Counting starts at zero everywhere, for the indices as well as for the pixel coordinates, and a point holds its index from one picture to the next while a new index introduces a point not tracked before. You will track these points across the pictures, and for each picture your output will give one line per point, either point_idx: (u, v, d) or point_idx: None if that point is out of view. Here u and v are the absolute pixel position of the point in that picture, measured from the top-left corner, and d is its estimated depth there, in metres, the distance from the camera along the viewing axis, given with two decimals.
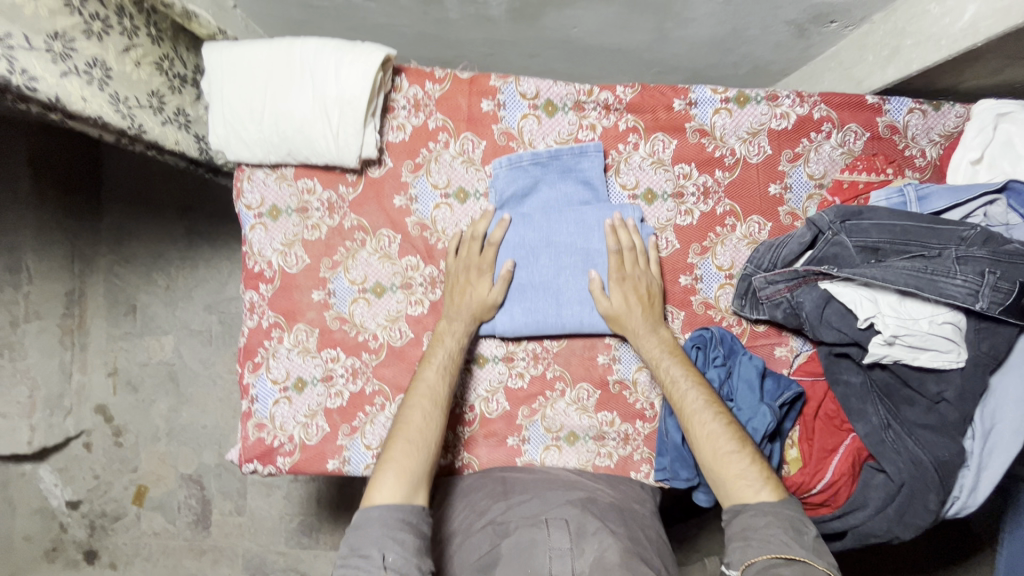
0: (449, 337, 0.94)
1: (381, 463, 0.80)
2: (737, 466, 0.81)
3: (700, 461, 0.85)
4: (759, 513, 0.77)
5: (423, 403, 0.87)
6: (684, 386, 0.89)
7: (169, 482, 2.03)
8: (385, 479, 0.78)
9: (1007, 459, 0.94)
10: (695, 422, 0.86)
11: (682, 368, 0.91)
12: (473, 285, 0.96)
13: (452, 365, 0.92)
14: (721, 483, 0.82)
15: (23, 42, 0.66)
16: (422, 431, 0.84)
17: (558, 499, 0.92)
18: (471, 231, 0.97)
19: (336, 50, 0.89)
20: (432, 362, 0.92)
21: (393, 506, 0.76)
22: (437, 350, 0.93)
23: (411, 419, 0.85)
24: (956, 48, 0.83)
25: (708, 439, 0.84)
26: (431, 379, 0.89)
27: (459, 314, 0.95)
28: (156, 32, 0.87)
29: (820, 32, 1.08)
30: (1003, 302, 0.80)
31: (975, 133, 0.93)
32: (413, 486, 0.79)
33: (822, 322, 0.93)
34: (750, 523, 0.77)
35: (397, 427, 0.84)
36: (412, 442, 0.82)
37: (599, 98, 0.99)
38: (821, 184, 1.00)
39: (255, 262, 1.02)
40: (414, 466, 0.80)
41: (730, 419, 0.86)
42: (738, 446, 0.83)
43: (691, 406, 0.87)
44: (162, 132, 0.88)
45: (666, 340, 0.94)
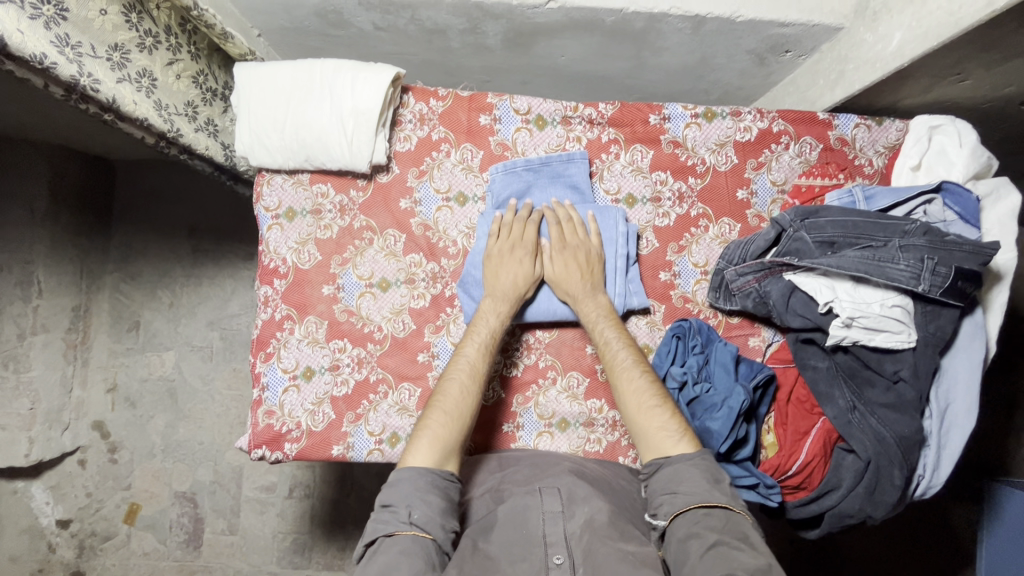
0: (491, 316, 1.01)
1: (417, 431, 0.91)
2: (658, 418, 0.92)
3: (625, 415, 0.95)
4: (679, 463, 0.87)
5: (462, 378, 0.96)
6: (615, 347, 1.00)
7: (162, 499, 2.04)
8: (420, 445, 0.89)
9: (962, 435, 1.03)
10: (623, 378, 0.97)
11: (615, 332, 1.01)
12: (515, 262, 1.03)
13: (492, 343, 1.00)
14: (643, 434, 0.92)
15: (90, 51, 0.76)
16: (458, 405, 0.93)
17: (553, 469, 1.01)
18: (512, 216, 1.05)
19: (352, 69, 1.01)
20: (472, 338, 1.00)
21: (425, 470, 0.86)
22: (480, 327, 1.01)
23: (448, 392, 0.94)
24: (888, 69, 0.97)
25: (632, 394, 0.95)
26: (471, 356, 0.98)
27: (504, 294, 1.02)
28: (195, 51, 0.98)
29: (778, 60, 1.23)
30: (942, 285, 0.91)
31: (913, 143, 1.06)
32: (445, 453, 0.89)
33: (788, 309, 1.03)
34: (676, 477, 0.85)
35: (435, 400, 0.94)
36: (447, 414, 0.92)
37: (584, 114, 1.11)
38: (782, 189, 1.12)
39: (270, 259, 1.11)
40: (447, 436, 0.90)
41: (654, 379, 0.97)
42: (658, 401, 0.94)
43: (620, 365, 0.98)
44: (195, 137, 0.99)
45: (603, 304, 1.04)
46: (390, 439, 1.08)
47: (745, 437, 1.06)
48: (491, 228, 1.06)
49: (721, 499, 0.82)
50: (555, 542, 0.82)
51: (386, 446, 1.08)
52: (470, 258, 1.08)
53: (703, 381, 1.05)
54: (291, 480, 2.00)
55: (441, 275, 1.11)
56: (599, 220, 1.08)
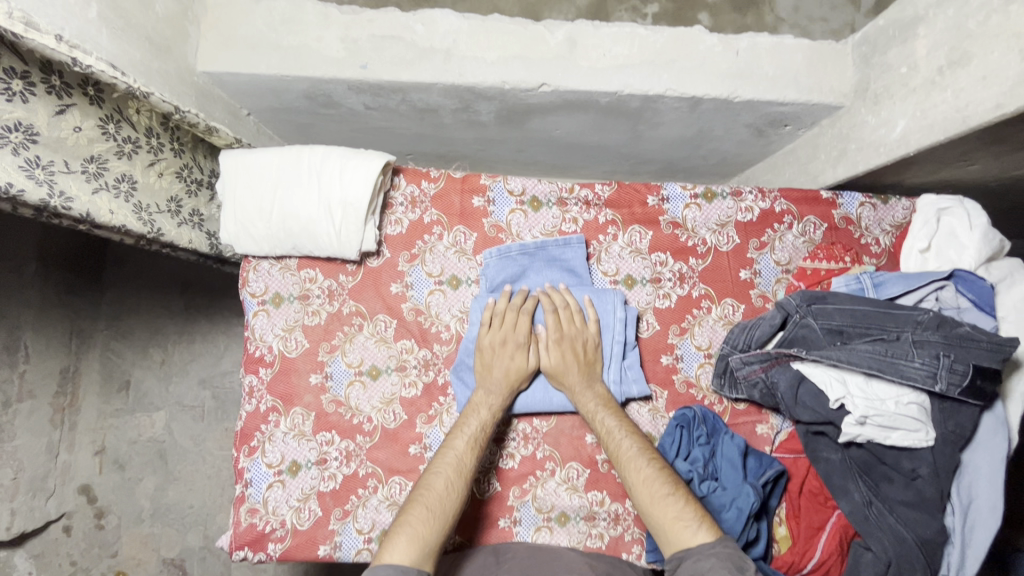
0: (483, 408, 0.97)
1: (395, 526, 0.83)
2: (673, 508, 0.85)
3: (639, 506, 0.88)
4: (699, 554, 0.79)
5: (449, 471, 0.90)
6: (618, 437, 0.94)
7: (150, 566, 2.02)
8: (397, 541, 0.81)
9: (987, 538, 0.96)
10: (631, 467, 0.91)
11: (616, 421, 0.96)
12: (508, 354, 0.99)
13: (482, 437, 0.95)
14: (660, 527, 0.85)
15: (63, 167, 0.72)
16: (442, 500, 0.87)
17: (552, 566, 0.96)
18: (505, 304, 1.01)
19: (341, 158, 0.99)
20: (461, 430, 0.95)
21: (400, 568, 0.77)
22: (471, 420, 0.96)
23: (433, 485, 0.88)
24: (893, 155, 0.94)
25: (642, 484, 0.89)
26: (459, 449, 0.93)
27: (497, 386, 0.98)
28: (179, 145, 0.95)
29: (777, 133, 1.20)
30: (960, 383, 0.86)
31: (921, 225, 1.03)
32: (425, 553, 0.81)
33: (798, 403, 0.97)
34: (696, 569, 0.76)
35: (418, 493, 0.88)
36: (430, 509, 0.85)
37: (580, 195, 1.08)
38: (787, 269, 1.08)
39: (256, 347, 1.06)
40: (428, 533, 0.83)
41: (663, 466, 0.90)
42: (669, 488, 0.87)
43: (625, 455, 0.92)
44: (178, 233, 0.96)
45: (601, 395, 0.99)
46: (379, 538, 1.02)
47: (756, 536, 0.99)
48: (483, 317, 1.02)
49: None
50: None
51: (375, 545, 1.02)
52: (463, 345, 1.04)
53: (710, 478, 0.99)
54: None
55: (434, 362, 1.07)
56: (597, 305, 1.03)
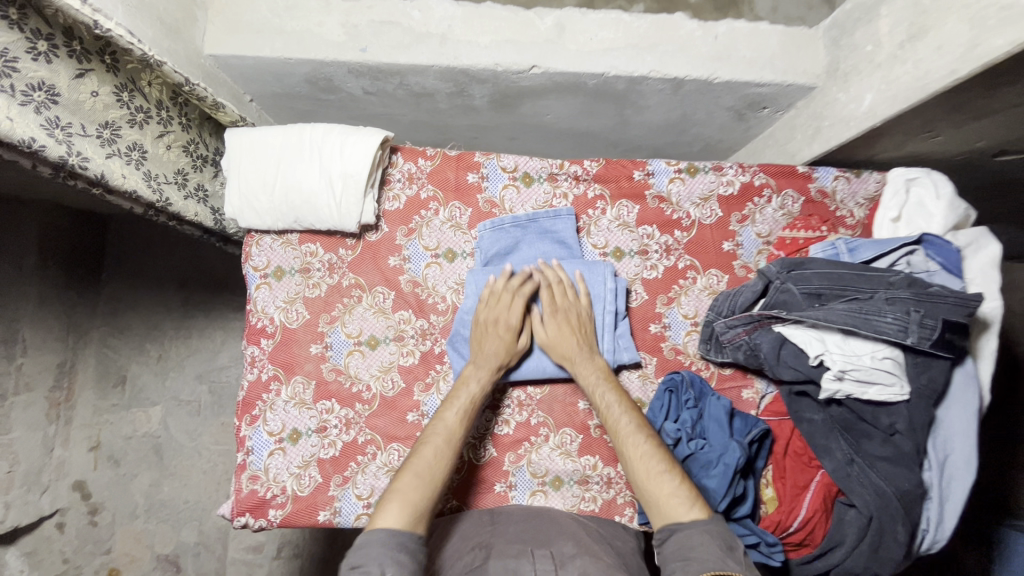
0: (473, 382, 0.99)
1: (387, 492, 0.85)
2: (669, 485, 0.86)
3: (634, 482, 0.90)
4: (691, 530, 0.81)
5: (439, 442, 0.92)
6: (616, 412, 0.96)
7: (144, 563, 2.01)
8: (390, 507, 0.83)
9: (964, 488, 1.01)
10: (629, 443, 0.92)
11: (616, 396, 0.98)
12: (499, 331, 1.01)
13: (470, 409, 0.97)
14: (654, 502, 0.86)
15: (80, 130, 0.77)
16: (432, 469, 0.89)
17: (547, 527, 0.99)
18: (503, 283, 1.04)
19: (341, 134, 1.04)
20: (451, 404, 0.97)
21: (393, 532, 0.79)
22: (461, 393, 0.98)
23: (423, 454, 0.90)
24: (862, 127, 1.00)
25: (638, 458, 0.90)
26: (449, 421, 0.95)
27: (487, 361, 1.00)
28: (186, 121, 1.00)
29: (756, 116, 1.27)
30: (930, 337, 0.91)
31: (892, 196, 1.09)
32: (417, 518, 0.83)
33: (780, 361, 1.02)
34: (688, 543, 0.79)
35: (407, 462, 0.90)
36: (420, 477, 0.87)
37: (570, 171, 1.13)
38: (767, 241, 1.14)
39: (258, 319, 1.10)
40: (419, 499, 0.85)
41: (658, 442, 0.92)
42: (664, 465, 0.89)
43: (620, 430, 0.94)
44: (184, 204, 1.00)
45: (601, 367, 1.02)
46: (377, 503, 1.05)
47: (743, 494, 1.04)
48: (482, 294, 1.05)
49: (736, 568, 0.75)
50: None
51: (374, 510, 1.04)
52: (459, 316, 1.08)
53: (697, 438, 1.03)
54: (279, 539, 1.96)
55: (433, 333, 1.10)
56: (587, 279, 1.07)
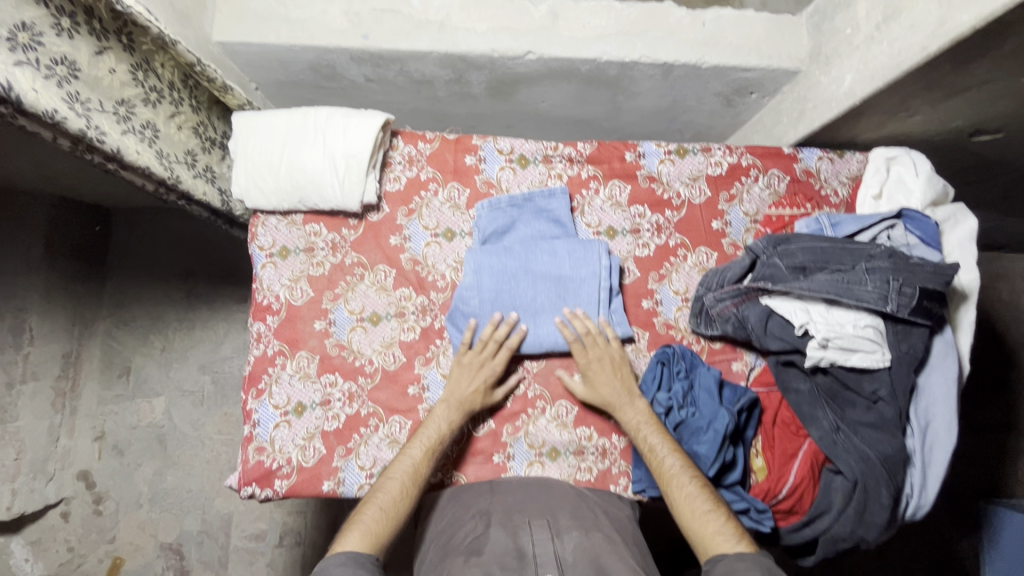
0: (442, 420, 1.03)
1: (351, 521, 0.91)
2: (714, 523, 0.90)
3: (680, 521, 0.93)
4: (732, 558, 0.85)
5: (403, 477, 0.96)
6: (661, 454, 0.99)
7: (146, 552, 1.99)
8: (352, 535, 0.88)
9: (945, 453, 1.05)
10: (674, 484, 0.95)
11: (660, 438, 1.01)
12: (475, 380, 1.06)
13: (436, 446, 1.01)
14: (699, 539, 0.90)
15: (98, 106, 0.81)
16: (396, 501, 0.93)
17: (546, 493, 1.04)
18: (491, 331, 1.06)
19: (344, 117, 1.08)
20: (418, 439, 1.02)
21: (355, 557, 0.84)
22: (429, 428, 1.02)
23: (387, 487, 0.95)
24: (843, 106, 1.05)
25: (684, 500, 0.93)
26: (415, 456, 0.99)
27: (456, 403, 1.04)
28: (196, 103, 1.04)
29: (744, 102, 1.32)
30: (909, 304, 0.95)
31: (872, 174, 1.14)
32: (377, 548, 0.88)
33: (767, 333, 1.06)
34: (732, 568, 0.83)
35: (373, 493, 0.95)
36: (383, 507, 0.92)
37: (564, 153, 1.18)
38: (755, 219, 1.18)
39: (264, 296, 1.14)
40: (381, 530, 0.90)
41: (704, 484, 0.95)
42: (709, 505, 0.92)
43: (661, 470, 0.97)
44: (194, 184, 1.04)
45: (642, 412, 1.03)
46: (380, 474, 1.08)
47: (733, 461, 1.07)
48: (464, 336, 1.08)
49: None
50: (545, 561, 0.86)
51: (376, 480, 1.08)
52: (460, 293, 1.10)
53: (688, 406, 1.07)
54: (281, 527, 1.96)
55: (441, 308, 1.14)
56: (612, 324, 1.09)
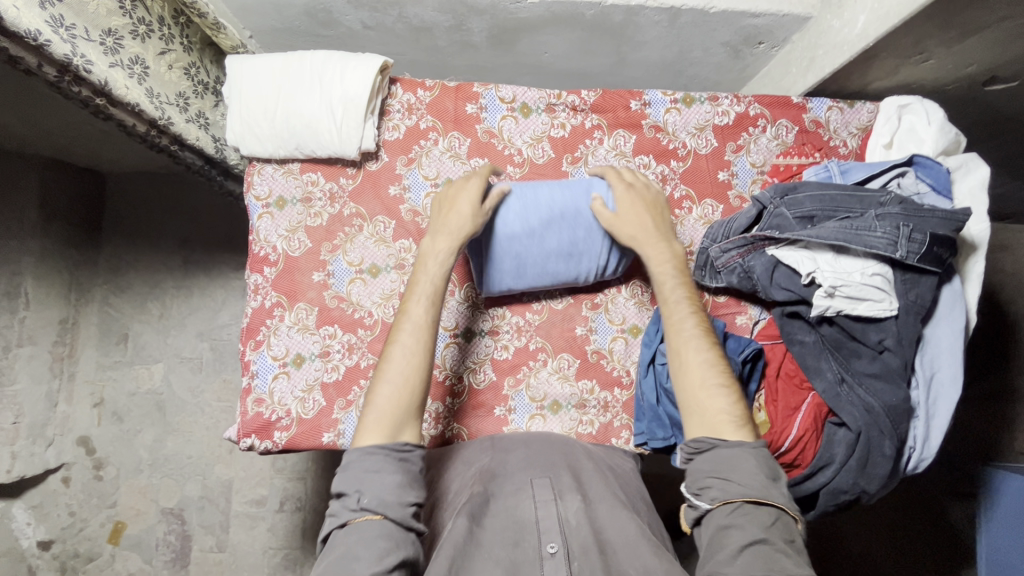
0: (433, 262, 0.96)
1: (367, 405, 0.86)
2: (721, 400, 0.89)
3: (682, 388, 0.92)
4: (737, 449, 0.84)
5: (410, 336, 0.90)
6: (682, 312, 0.96)
7: (149, 516, 1.98)
8: (370, 421, 0.85)
9: (949, 405, 1.04)
10: (686, 349, 0.93)
11: (683, 293, 0.98)
12: (456, 207, 1.00)
13: (434, 293, 0.94)
14: (699, 411, 0.89)
15: (83, 34, 0.80)
16: (405, 366, 0.88)
17: (546, 451, 1.01)
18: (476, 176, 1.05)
19: (341, 59, 1.05)
20: (416, 295, 0.94)
21: (376, 447, 0.82)
22: (421, 280, 0.95)
23: (393, 355, 0.89)
24: (855, 50, 1.02)
25: (696, 369, 0.91)
26: (416, 313, 0.92)
27: (447, 234, 0.98)
28: (186, 43, 1.03)
29: (752, 53, 1.28)
30: (918, 251, 0.94)
31: (884, 122, 1.11)
32: (394, 425, 0.85)
33: (773, 283, 1.05)
34: (729, 462, 0.83)
35: (380, 368, 0.89)
36: (395, 381, 0.87)
37: (567, 101, 1.14)
38: (761, 170, 1.15)
39: (261, 247, 1.12)
40: (398, 404, 0.86)
41: (716, 355, 0.93)
42: (720, 379, 0.90)
43: (681, 333, 0.95)
44: (186, 127, 1.02)
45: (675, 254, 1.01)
46: None
47: None
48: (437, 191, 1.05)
49: (778, 500, 0.80)
50: (548, 527, 0.83)
51: None
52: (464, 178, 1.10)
53: None
54: (281, 493, 1.96)
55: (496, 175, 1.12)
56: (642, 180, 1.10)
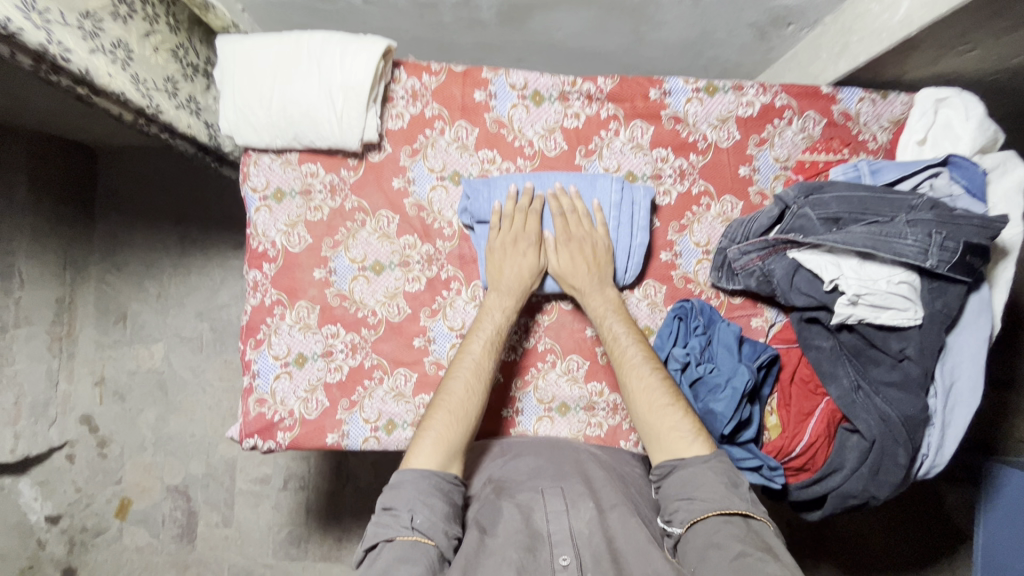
0: (497, 311, 1.01)
1: (420, 432, 0.89)
2: (671, 419, 0.91)
3: (636, 414, 0.94)
4: (694, 466, 0.85)
5: (468, 376, 0.94)
6: (625, 343, 0.99)
7: (155, 493, 2.00)
8: (423, 447, 0.87)
9: (967, 414, 1.02)
10: (633, 375, 0.96)
11: (624, 327, 1.01)
12: (509, 258, 1.02)
13: (497, 340, 0.99)
14: (655, 434, 0.91)
15: (59, 19, 0.73)
16: (463, 404, 0.92)
17: (557, 457, 0.98)
18: (512, 207, 1.02)
19: (341, 42, 0.97)
20: (476, 335, 0.99)
21: (429, 472, 0.84)
22: (486, 323, 1.00)
23: (454, 391, 0.93)
24: (895, 39, 0.95)
25: (642, 394, 0.94)
26: (477, 353, 0.97)
27: (509, 289, 1.01)
28: (173, 23, 0.95)
29: (780, 35, 1.20)
30: (950, 260, 0.90)
31: (919, 116, 1.04)
32: (450, 455, 0.87)
33: (792, 288, 1.01)
34: (691, 481, 0.84)
35: (439, 399, 0.92)
36: (453, 414, 0.90)
37: (582, 89, 1.07)
38: (785, 165, 1.10)
39: (259, 242, 1.07)
40: (452, 438, 0.88)
41: (668, 380, 0.96)
42: (670, 401, 0.92)
43: (629, 361, 0.97)
44: (176, 115, 0.96)
45: (611, 299, 1.03)
46: (385, 427, 1.05)
47: (749, 419, 1.04)
48: (490, 220, 1.04)
49: (741, 507, 0.80)
50: (560, 540, 0.80)
51: (382, 433, 1.05)
52: (471, 183, 1.05)
53: (706, 362, 1.03)
54: (285, 472, 1.97)
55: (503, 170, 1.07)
56: (605, 210, 1.05)
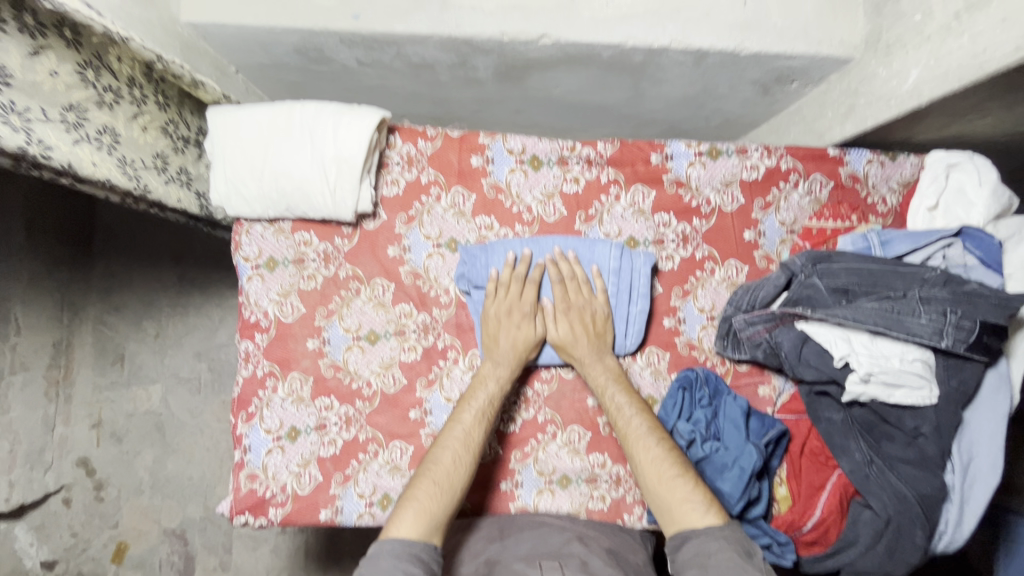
0: (491, 381, 0.98)
1: (403, 501, 0.85)
2: (681, 490, 0.87)
3: (646, 485, 0.90)
4: (706, 535, 0.82)
5: (456, 446, 0.91)
6: (628, 413, 0.95)
7: (151, 537, 1.95)
8: (405, 515, 0.83)
9: (987, 492, 0.97)
10: (639, 447, 0.92)
11: (626, 397, 0.97)
12: (506, 328, 0.99)
13: (489, 411, 0.96)
14: (666, 507, 0.87)
15: (40, 115, 0.71)
16: (450, 474, 0.88)
17: (556, 541, 0.94)
18: (509, 275, 0.99)
19: (334, 113, 0.95)
20: (468, 404, 0.96)
21: (408, 542, 0.79)
22: (478, 393, 0.96)
23: (441, 461, 0.89)
24: (903, 108, 0.92)
25: (650, 466, 0.90)
26: (466, 423, 0.93)
27: (505, 358, 0.98)
28: (163, 99, 0.94)
29: (783, 90, 1.17)
30: (967, 340, 0.86)
31: (930, 182, 1.01)
32: (432, 527, 0.83)
33: (801, 361, 0.96)
34: (704, 549, 0.80)
35: (424, 468, 0.89)
36: (437, 485, 0.86)
37: (582, 154, 1.05)
38: (792, 230, 1.07)
39: (251, 312, 1.04)
40: (435, 508, 0.84)
41: (677, 451, 0.92)
42: (679, 472, 0.88)
43: (633, 431, 0.94)
44: (166, 190, 0.94)
45: (610, 368, 1.00)
46: (380, 502, 1.02)
47: (757, 496, 1.01)
48: (488, 286, 1.01)
49: (755, 574, 0.76)
50: None
51: (377, 509, 1.01)
52: (467, 250, 1.03)
53: (712, 439, 0.99)
54: None
55: (501, 236, 1.05)
56: (605, 275, 1.02)
